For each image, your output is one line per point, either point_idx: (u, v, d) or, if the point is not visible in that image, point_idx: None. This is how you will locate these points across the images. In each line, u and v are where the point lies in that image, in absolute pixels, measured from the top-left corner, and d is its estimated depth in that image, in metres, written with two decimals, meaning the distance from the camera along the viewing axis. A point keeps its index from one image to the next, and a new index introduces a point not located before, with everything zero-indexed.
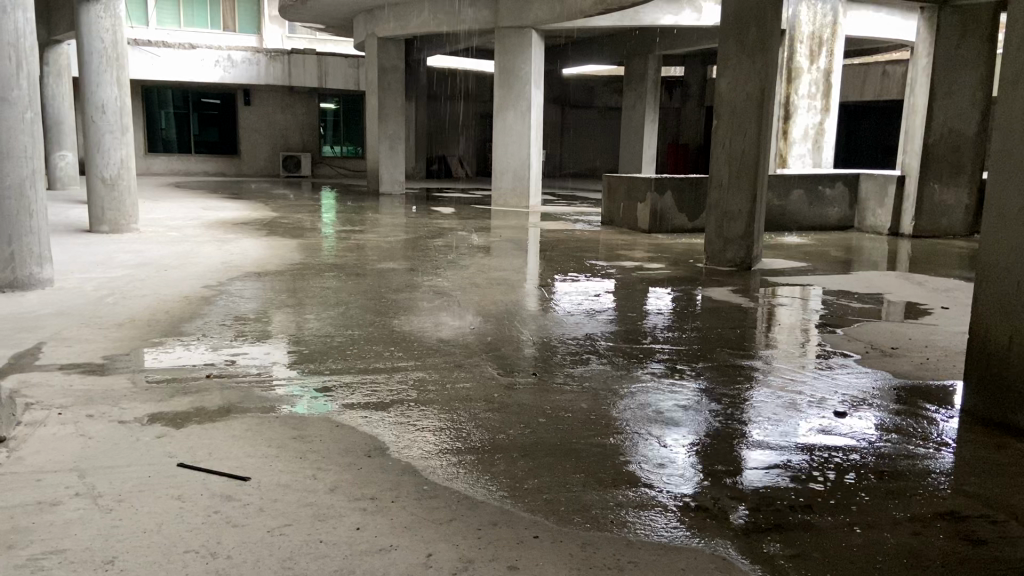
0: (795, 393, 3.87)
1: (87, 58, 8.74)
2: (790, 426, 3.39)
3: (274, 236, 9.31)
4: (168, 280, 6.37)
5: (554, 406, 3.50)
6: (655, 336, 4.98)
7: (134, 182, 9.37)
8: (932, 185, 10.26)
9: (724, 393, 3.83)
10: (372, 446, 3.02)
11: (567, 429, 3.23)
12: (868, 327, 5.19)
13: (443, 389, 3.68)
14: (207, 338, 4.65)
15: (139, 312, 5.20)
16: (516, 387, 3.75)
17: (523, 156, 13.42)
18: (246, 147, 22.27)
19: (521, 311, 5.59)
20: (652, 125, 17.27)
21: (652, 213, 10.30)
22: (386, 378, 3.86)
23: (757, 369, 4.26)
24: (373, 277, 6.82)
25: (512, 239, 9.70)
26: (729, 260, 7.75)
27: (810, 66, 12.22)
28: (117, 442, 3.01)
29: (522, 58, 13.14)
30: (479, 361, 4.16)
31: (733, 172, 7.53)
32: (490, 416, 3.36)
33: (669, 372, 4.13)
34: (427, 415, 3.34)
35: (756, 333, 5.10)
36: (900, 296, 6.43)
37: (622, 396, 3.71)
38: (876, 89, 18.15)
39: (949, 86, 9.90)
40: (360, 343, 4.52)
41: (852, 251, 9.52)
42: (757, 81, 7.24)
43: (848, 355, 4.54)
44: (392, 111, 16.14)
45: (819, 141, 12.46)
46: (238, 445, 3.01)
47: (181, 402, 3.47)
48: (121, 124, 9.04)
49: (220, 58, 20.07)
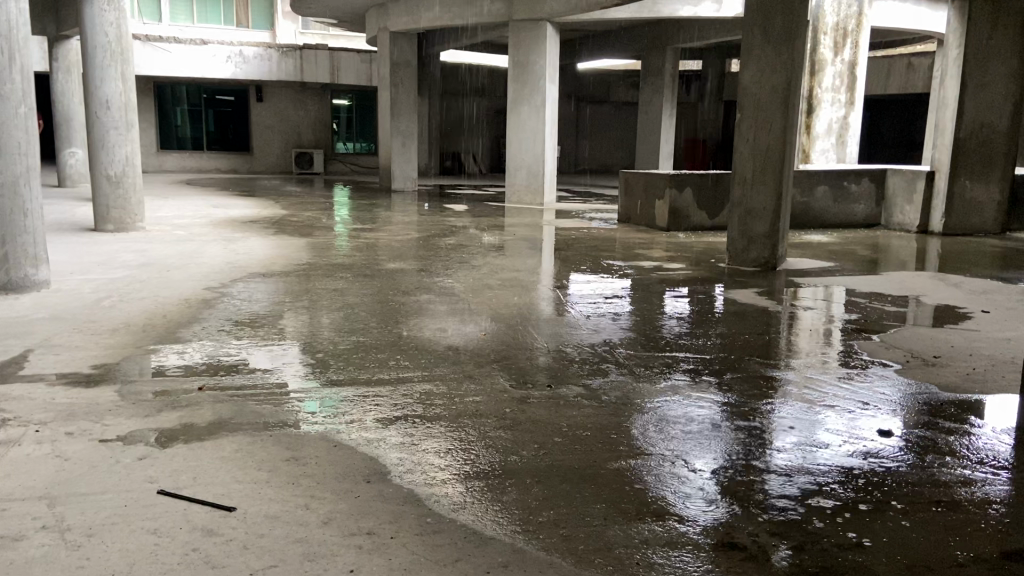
0: (831, 409, 3.55)
1: (91, 53, 8.55)
2: (827, 447, 3.09)
3: (282, 235, 9.09)
4: (169, 282, 6.15)
5: (571, 423, 3.21)
6: (677, 342, 4.68)
7: (139, 179, 9.18)
8: (963, 181, 9.84)
9: (753, 408, 3.53)
10: (372, 469, 2.76)
11: (585, 450, 2.95)
12: (906, 334, 4.85)
13: (452, 403, 3.41)
14: (203, 345, 4.41)
15: (134, 316, 4.98)
16: (530, 402, 3.47)
17: (537, 152, 13.11)
18: (259, 144, 22.13)
19: (536, 315, 5.31)
20: (670, 120, 16.88)
21: (671, 210, 9.97)
22: (390, 390, 3.58)
23: (789, 381, 3.95)
24: (381, 278, 6.57)
25: (526, 237, 9.42)
26: (754, 260, 7.41)
27: (835, 57, 11.81)
28: (95, 465, 2.77)
29: (537, 51, 12.82)
30: (490, 371, 3.90)
31: (758, 168, 7.19)
32: (501, 434, 3.08)
33: (693, 385, 3.84)
34: (434, 434, 3.07)
35: (784, 339, 4.79)
36: (936, 299, 6.07)
37: (642, 410, 3.42)
38: (901, 82, 17.66)
39: (981, 78, 9.50)
40: (364, 351, 4.26)
41: (879, 250, 9.15)
42: (784, 72, 6.91)
43: (887, 365, 4.22)
44: (404, 107, 15.87)
45: (844, 136, 12.08)
46: (225, 469, 2.75)
47: (169, 418, 3.23)
48: (126, 120, 8.86)
49: (232, 54, 19.90)
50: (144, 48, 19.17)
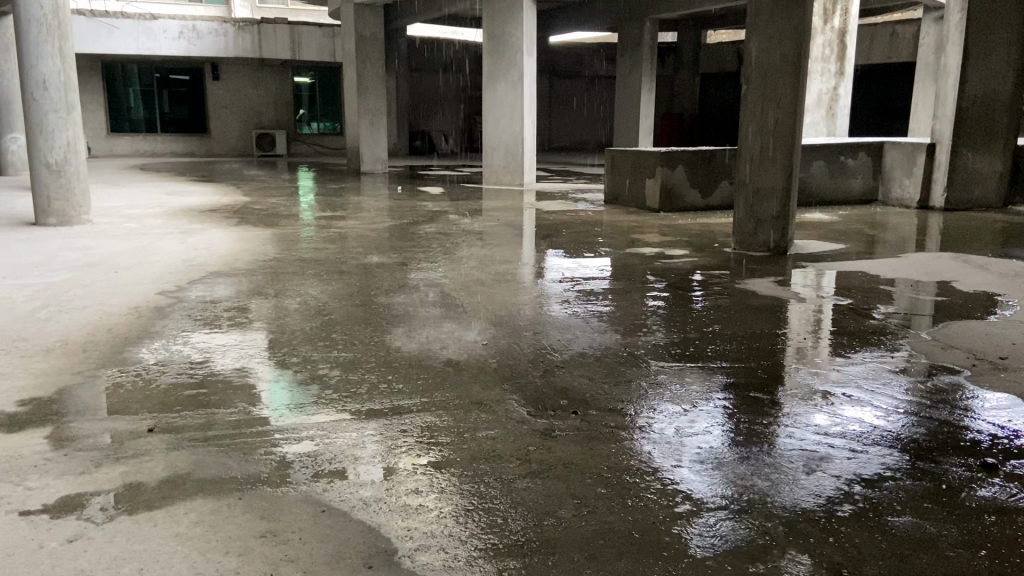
0: (906, 433, 2.99)
1: (23, 28, 7.66)
2: (923, 486, 2.54)
3: (246, 226, 8.34)
4: (116, 285, 5.41)
5: (613, 467, 2.63)
6: (705, 348, 4.10)
7: (84, 167, 8.30)
8: (966, 153, 9.43)
9: (818, 434, 2.97)
10: (374, 546, 2.15)
11: (636, 505, 2.37)
12: (957, 330, 4.36)
13: (463, 442, 2.81)
14: (153, 367, 3.72)
15: (73, 333, 4.25)
16: (556, 437, 2.87)
17: (515, 130, 12.40)
18: (217, 126, 21.03)
19: (538, 316, 4.71)
20: (649, 94, 16.29)
21: (662, 190, 9.41)
22: (385, 426, 2.96)
23: (849, 397, 3.38)
24: (359, 275, 5.90)
25: (509, 223, 8.77)
26: (762, 244, 6.89)
27: (824, 26, 11.31)
28: (9, 554, 2.11)
29: (512, 23, 12.06)
30: (502, 395, 3.29)
31: (766, 144, 6.65)
32: (530, 486, 2.48)
33: (737, 405, 3.26)
34: (445, 489, 2.46)
35: (815, 339, 4.26)
36: (969, 284, 5.61)
37: (684, 445, 2.85)
38: (885, 52, 17.31)
39: (983, 45, 9.06)
40: (350, 371, 3.63)
41: (880, 227, 8.72)
42: (793, 39, 6.32)
43: (958, 371, 3.69)
44: (371, 84, 15.03)
45: (834, 108, 11.59)
46: (182, 554, 2.11)
47: (111, 476, 2.56)
48: (66, 101, 7.99)
49: (185, 29, 18.71)
50: (88, 25, 17.90)
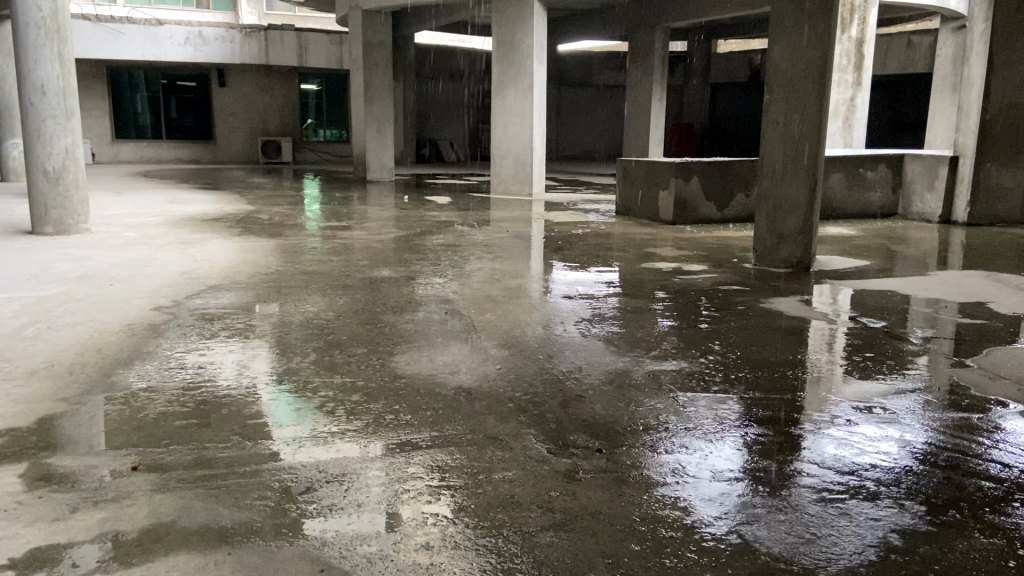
0: (964, 478, 2.71)
1: (22, 32, 7.46)
2: (993, 544, 2.27)
3: (248, 236, 8.10)
4: (111, 300, 5.17)
5: (648, 518, 2.36)
6: (733, 376, 3.83)
7: (82, 175, 8.08)
8: (990, 166, 9.14)
9: (867, 480, 2.68)
10: None
11: (675, 568, 2.11)
12: (1000, 357, 4.08)
13: (479, 486, 2.54)
14: (142, 393, 3.46)
15: (61, 353, 4.01)
16: (579, 480, 2.60)
17: (524, 139, 12.16)
18: (223, 133, 20.88)
19: (555, 337, 4.43)
20: (660, 103, 16.03)
21: (676, 202, 9.14)
22: (390, 466, 2.69)
23: (894, 434, 3.10)
24: (365, 290, 5.65)
25: (519, 235, 8.51)
26: (784, 260, 6.61)
27: (841, 36, 11.04)
28: None
29: (522, 31, 11.84)
30: (519, 430, 3.02)
31: (789, 156, 6.40)
32: (554, 541, 2.22)
33: (775, 444, 2.98)
34: (459, 544, 2.20)
35: (851, 365, 3.98)
36: (1006, 306, 5.32)
37: (722, 491, 2.57)
38: (900, 62, 17.07)
39: (1008, 55, 8.80)
40: (355, 399, 3.36)
41: (902, 242, 8.43)
42: (819, 47, 6.06)
43: (1009, 405, 3.40)
44: (378, 91, 14.81)
45: (852, 119, 11.34)
46: None
47: (88, 525, 2.30)
48: (65, 107, 7.79)
49: (191, 35, 18.56)
50: (94, 29, 17.75)
